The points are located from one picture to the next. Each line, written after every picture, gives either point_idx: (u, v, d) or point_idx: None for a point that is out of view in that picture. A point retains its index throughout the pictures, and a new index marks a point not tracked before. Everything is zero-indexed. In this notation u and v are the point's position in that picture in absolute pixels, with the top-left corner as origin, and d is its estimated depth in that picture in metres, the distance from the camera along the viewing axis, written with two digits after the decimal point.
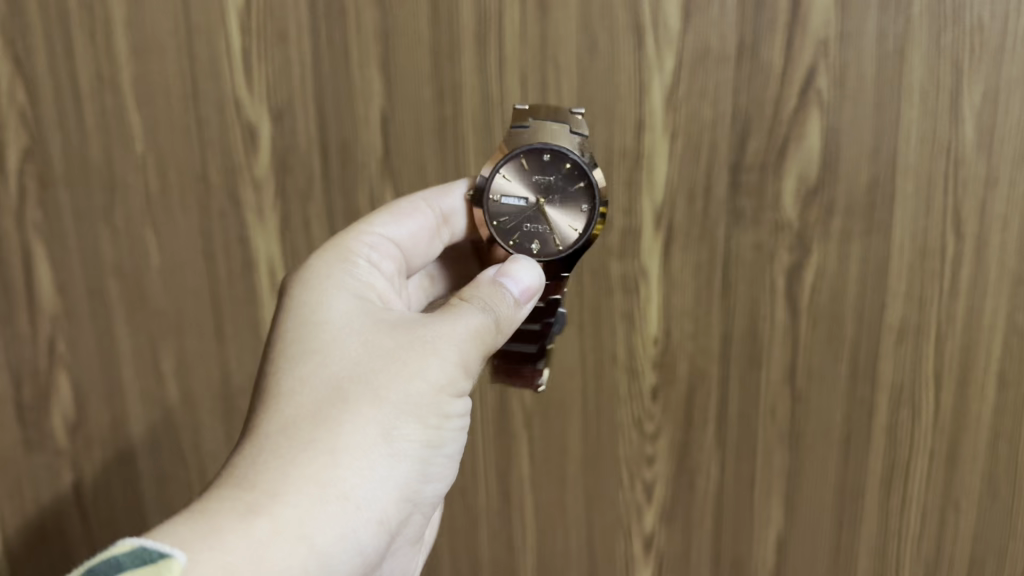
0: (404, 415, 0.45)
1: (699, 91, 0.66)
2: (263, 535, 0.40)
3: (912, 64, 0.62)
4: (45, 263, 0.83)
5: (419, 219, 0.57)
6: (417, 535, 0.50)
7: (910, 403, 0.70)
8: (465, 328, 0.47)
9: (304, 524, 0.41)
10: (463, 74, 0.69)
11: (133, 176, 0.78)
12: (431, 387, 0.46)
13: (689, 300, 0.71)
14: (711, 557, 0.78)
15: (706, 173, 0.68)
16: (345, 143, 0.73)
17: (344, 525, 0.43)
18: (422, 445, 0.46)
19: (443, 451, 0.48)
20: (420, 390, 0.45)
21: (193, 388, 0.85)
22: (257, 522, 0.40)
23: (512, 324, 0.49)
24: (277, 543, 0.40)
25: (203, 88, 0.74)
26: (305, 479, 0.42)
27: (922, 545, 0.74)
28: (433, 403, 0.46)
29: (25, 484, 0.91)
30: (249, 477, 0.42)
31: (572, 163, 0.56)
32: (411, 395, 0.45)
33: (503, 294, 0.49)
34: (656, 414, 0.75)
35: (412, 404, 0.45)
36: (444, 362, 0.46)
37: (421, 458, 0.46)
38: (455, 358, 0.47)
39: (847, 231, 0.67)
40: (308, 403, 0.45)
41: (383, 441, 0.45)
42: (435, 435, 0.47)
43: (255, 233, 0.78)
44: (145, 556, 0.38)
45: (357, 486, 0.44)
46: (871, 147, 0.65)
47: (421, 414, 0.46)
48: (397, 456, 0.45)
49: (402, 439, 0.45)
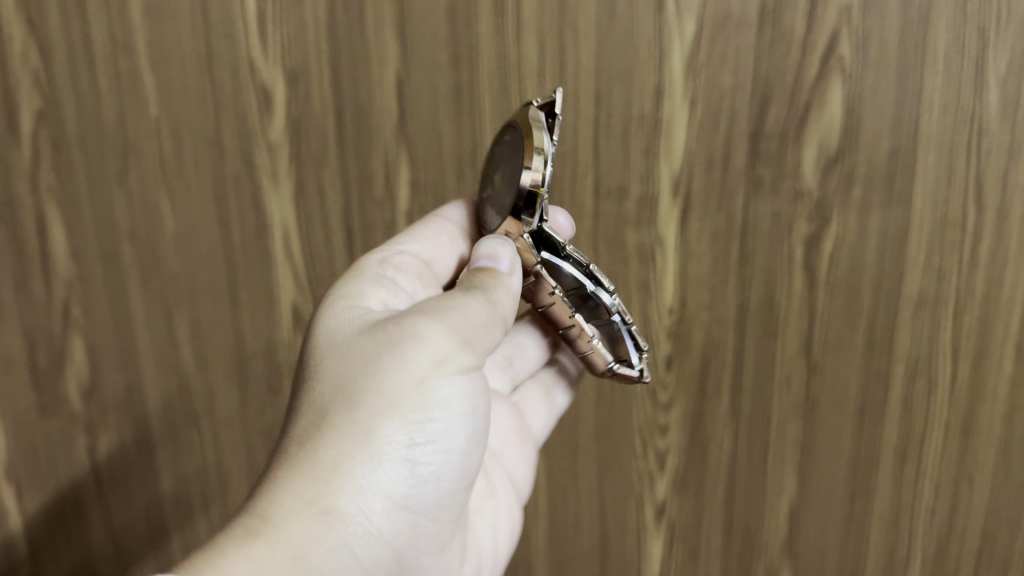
0: (386, 416, 0.45)
1: (719, 56, 0.65)
2: (261, 557, 0.40)
3: (937, 30, 0.61)
4: (60, 228, 0.83)
5: (436, 230, 0.60)
6: (434, 541, 0.49)
7: (926, 375, 0.70)
8: (444, 314, 0.47)
9: (297, 542, 0.41)
10: (480, 39, 0.68)
11: (147, 140, 0.78)
12: (409, 380, 0.45)
13: (706, 270, 0.71)
14: (722, 526, 0.79)
15: (726, 140, 0.67)
16: (360, 107, 0.72)
17: (335, 537, 0.42)
18: (408, 443, 0.45)
19: (435, 446, 0.47)
20: (398, 385, 0.45)
21: (207, 353, 0.85)
22: (253, 545, 0.40)
23: (498, 294, 0.50)
24: (272, 563, 0.40)
25: (217, 51, 0.73)
26: (292, 498, 0.42)
27: (935, 517, 0.73)
28: (413, 397, 0.45)
29: (42, 447, 0.92)
30: (247, 508, 0.43)
31: (518, 132, 0.53)
32: (386, 393, 0.45)
33: (493, 280, 0.51)
34: (670, 383, 0.75)
35: (390, 403, 0.45)
36: (419, 353, 0.45)
37: (412, 458, 0.46)
38: (435, 345, 0.46)
39: (867, 201, 0.66)
40: (298, 428, 0.45)
41: (366, 446, 0.44)
42: (423, 430, 0.46)
43: (270, 197, 0.77)
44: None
45: (343, 497, 0.43)
46: (893, 116, 0.64)
47: (402, 410, 0.45)
48: (383, 460, 0.44)
49: (386, 440, 0.45)
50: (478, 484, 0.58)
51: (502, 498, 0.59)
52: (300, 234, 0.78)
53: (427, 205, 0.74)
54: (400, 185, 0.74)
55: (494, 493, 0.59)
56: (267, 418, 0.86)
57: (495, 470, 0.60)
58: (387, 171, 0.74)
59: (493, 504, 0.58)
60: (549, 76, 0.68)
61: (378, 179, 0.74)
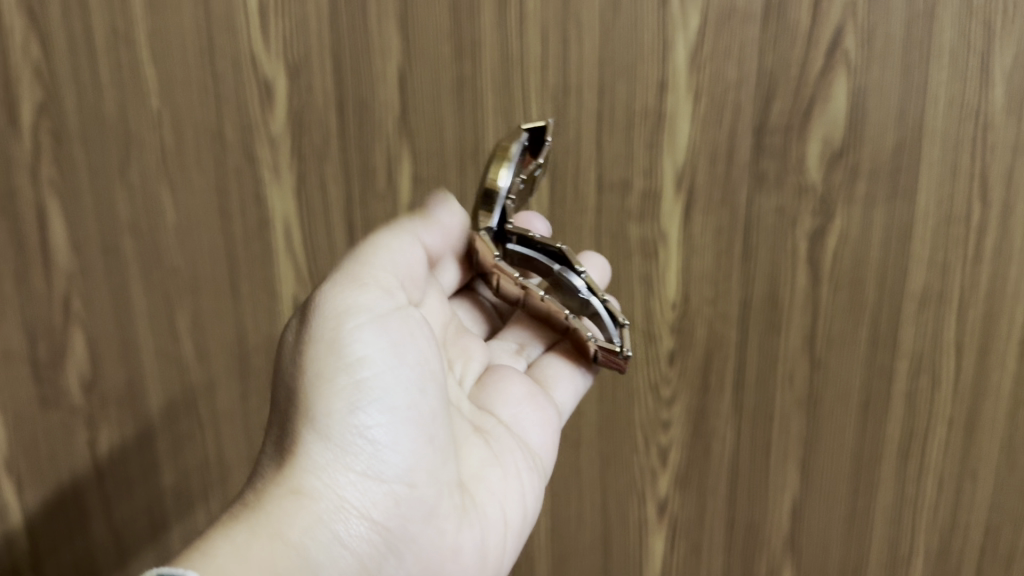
0: (316, 387, 0.46)
1: (724, 50, 0.64)
2: (232, 543, 0.42)
3: (942, 25, 0.61)
4: (60, 221, 0.83)
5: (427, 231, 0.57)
6: (423, 507, 0.47)
7: (930, 370, 0.69)
8: (357, 276, 0.49)
9: (267, 524, 0.43)
10: (482, 32, 0.68)
11: (149, 133, 0.78)
12: (329, 345, 0.46)
13: (709, 265, 0.71)
14: (724, 522, 0.78)
15: (730, 134, 0.66)
16: (362, 101, 0.72)
17: (303, 516, 0.44)
18: (348, 407, 0.46)
19: (378, 404, 0.47)
20: (320, 356, 0.46)
21: (208, 347, 0.85)
22: (230, 534, 0.43)
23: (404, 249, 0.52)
24: (243, 546, 0.42)
25: (219, 43, 0.73)
26: (260, 495, 0.45)
27: (938, 513, 0.73)
28: (333, 364, 0.46)
29: (42, 441, 0.92)
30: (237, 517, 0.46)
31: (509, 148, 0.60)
32: (310, 367, 0.46)
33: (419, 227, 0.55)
34: (672, 378, 0.75)
35: (319, 373, 0.46)
36: (333, 317, 0.47)
37: (358, 420, 0.46)
38: (348, 304, 0.47)
39: (872, 196, 0.66)
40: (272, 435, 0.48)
41: (309, 422, 0.46)
42: (357, 389, 0.46)
43: (272, 190, 0.77)
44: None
45: (298, 477, 0.44)
46: (898, 111, 0.63)
47: (329, 378, 0.46)
48: (329, 431, 0.46)
49: (324, 409, 0.46)
50: (480, 453, 0.54)
51: (512, 467, 0.55)
52: (301, 227, 0.78)
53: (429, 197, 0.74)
54: (403, 179, 0.74)
55: (500, 463, 0.55)
56: (269, 411, 0.86)
57: (501, 439, 0.56)
58: (389, 164, 0.74)
59: (500, 473, 0.54)
60: (552, 70, 0.68)
61: (380, 173, 0.74)
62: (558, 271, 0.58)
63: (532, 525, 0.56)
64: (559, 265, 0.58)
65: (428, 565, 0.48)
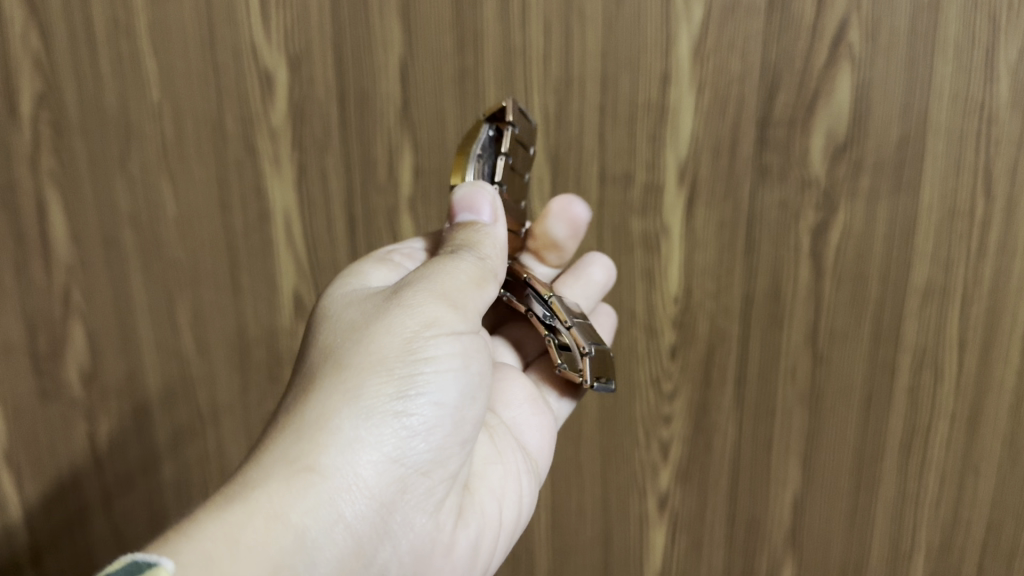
0: (372, 371, 0.46)
1: (727, 43, 0.64)
2: (233, 521, 0.40)
3: (947, 17, 0.60)
4: (60, 213, 0.83)
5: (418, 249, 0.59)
6: (431, 500, 0.48)
7: (933, 365, 0.69)
8: (434, 279, 0.48)
9: (277, 503, 0.41)
10: (485, 23, 0.68)
11: (149, 124, 0.78)
12: (396, 339, 0.46)
13: (711, 259, 0.70)
14: (725, 517, 0.78)
15: (734, 128, 0.66)
16: (363, 93, 0.72)
17: (318, 495, 0.42)
18: (398, 397, 0.46)
19: (425, 400, 0.46)
20: (386, 343, 0.46)
21: (208, 339, 0.84)
22: (228, 510, 0.41)
23: (495, 256, 0.52)
24: (245, 526, 0.40)
25: (220, 34, 0.73)
26: (277, 461, 0.43)
27: (940, 510, 0.73)
28: (397, 352, 0.46)
29: (42, 432, 0.92)
30: (236, 476, 0.44)
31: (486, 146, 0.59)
32: (372, 351, 0.46)
33: (476, 233, 0.52)
34: (674, 373, 0.75)
35: (376, 359, 0.46)
36: (405, 311, 0.47)
37: (403, 412, 0.46)
38: (420, 304, 0.47)
39: (875, 190, 0.65)
40: (290, 399, 0.47)
41: (354, 401, 0.45)
42: (413, 383, 0.46)
43: (272, 182, 0.77)
44: (134, 569, 0.38)
45: (327, 454, 0.43)
46: (902, 104, 0.63)
47: (387, 365, 0.46)
48: (372, 415, 0.45)
49: (375, 394, 0.45)
50: (486, 449, 0.56)
51: (512, 466, 0.56)
52: (302, 220, 0.77)
53: (430, 189, 0.73)
54: (403, 171, 0.74)
55: (502, 460, 0.56)
56: (268, 405, 0.85)
57: (504, 437, 0.57)
58: (389, 156, 0.73)
59: (501, 470, 0.56)
60: (554, 62, 0.68)
61: (380, 164, 0.74)
62: (530, 295, 0.58)
63: (523, 527, 0.57)
64: (530, 290, 0.59)
65: (421, 556, 0.47)
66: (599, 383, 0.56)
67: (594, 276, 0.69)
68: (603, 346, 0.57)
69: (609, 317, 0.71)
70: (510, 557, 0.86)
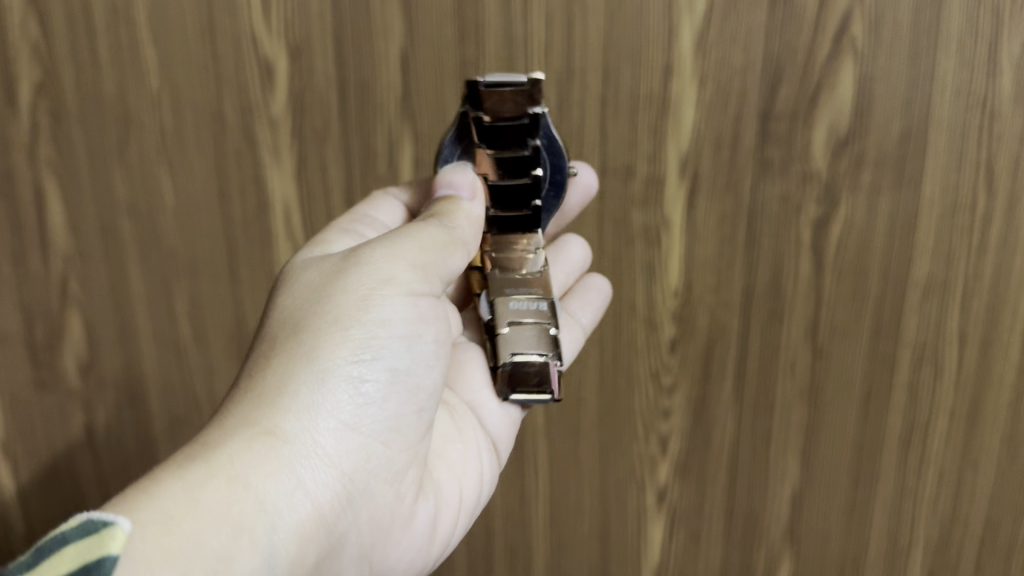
0: (330, 335, 0.46)
1: (730, 35, 0.64)
2: (192, 481, 0.40)
3: (952, 11, 0.60)
4: (57, 201, 0.83)
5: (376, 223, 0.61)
6: (391, 470, 0.49)
7: (933, 361, 0.69)
8: (391, 242, 0.50)
9: (233, 464, 0.42)
10: (486, 12, 0.67)
11: (148, 113, 0.77)
12: (353, 299, 0.47)
13: (712, 253, 0.70)
14: (723, 511, 0.78)
15: (736, 120, 0.66)
16: (364, 83, 0.71)
17: (276, 457, 0.43)
18: (355, 362, 0.47)
19: (382, 365, 0.48)
20: (343, 304, 0.47)
21: (206, 330, 0.84)
22: (188, 470, 0.41)
23: (460, 217, 0.54)
24: (204, 485, 0.40)
25: (219, 23, 0.72)
26: (236, 424, 0.44)
27: (938, 505, 0.73)
28: (354, 314, 0.47)
29: (38, 423, 0.92)
30: (194, 441, 0.44)
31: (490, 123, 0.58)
32: (329, 312, 0.47)
33: (452, 206, 0.54)
34: (673, 367, 0.75)
35: (334, 321, 0.47)
36: (362, 275, 0.48)
37: (360, 377, 0.47)
38: (374, 269, 0.49)
39: (878, 183, 0.65)
40: (249, 367, 0.47)
41: (311, 365, 0.46)
42: (369, 348, 0.47)
43: (271, 172, 0.76)
44: (89, 527, 0.36)
45: (285, 417, 0.44)
46: (905, 97, 0.62)
47: (345, 326, 0.47)
48: (329, 377, 0.46)
49: (332, 358, 0.46)
50: (446, 428, 0.57)
51: (473, 446, 0.58)
52: (301, 211, 0.77)
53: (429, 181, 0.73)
54: (403, 162, 0.73)
55: (462, 439, 0.57)
56: None
57: (466, 417, 0.58)
58: (389, 146, 0.73)
59: (460, 449, 0.57)
60: (555, 53, 0.67)
61: (380, 153, 0.73)
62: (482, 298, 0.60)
63: (484, 506, 0.59)
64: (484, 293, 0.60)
65: (378, 527, 0.48)
66: (520, 401, 0.58)
67: (573, 254, 0.69)
68: (540, 356, 0.57)
69: (607, 296, 0.69)
70: (507, 550, 0.86)
